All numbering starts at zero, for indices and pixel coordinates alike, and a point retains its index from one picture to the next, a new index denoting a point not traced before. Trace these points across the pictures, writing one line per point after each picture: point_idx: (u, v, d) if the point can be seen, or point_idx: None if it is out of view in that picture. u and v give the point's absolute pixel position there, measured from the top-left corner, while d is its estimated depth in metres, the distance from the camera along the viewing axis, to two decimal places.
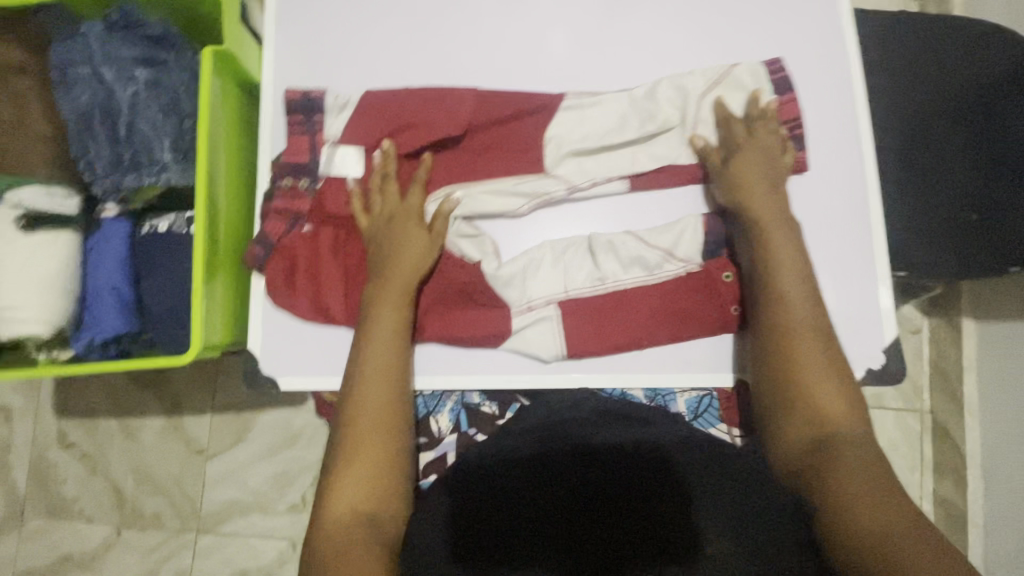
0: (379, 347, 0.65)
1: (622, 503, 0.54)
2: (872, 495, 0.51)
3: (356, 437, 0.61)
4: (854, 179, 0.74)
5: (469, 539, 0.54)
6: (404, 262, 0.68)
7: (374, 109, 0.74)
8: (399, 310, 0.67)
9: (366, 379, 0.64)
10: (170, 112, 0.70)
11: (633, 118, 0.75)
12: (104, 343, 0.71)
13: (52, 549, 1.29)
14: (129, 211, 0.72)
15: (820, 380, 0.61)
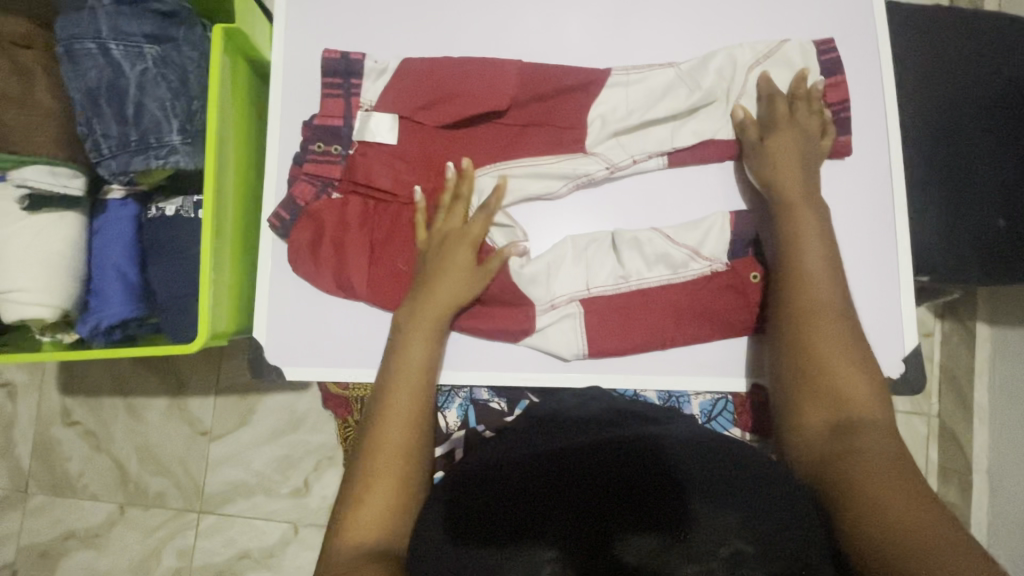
0: (406, 369, 0.63)
1: (631, 494, 0.50)
2: (889, 484, 0.49)
3: (375, 453, 0.60)
4: (882, 180, 0.72)
5: (472, 522, 0.52)
6: (438, 287, 0.66)
7: (413, 75, 0.72)
8: (432, 336, 0.65)
9: (391, 398, 0.62)
10: (180, 94, 0.67)
11: (680, 92, 0.72)
12: (110, 327, 0.70)
13: (57, 524, 1.30)
14: (136, 194, 0.72)
15: (838, 367, 0.59)
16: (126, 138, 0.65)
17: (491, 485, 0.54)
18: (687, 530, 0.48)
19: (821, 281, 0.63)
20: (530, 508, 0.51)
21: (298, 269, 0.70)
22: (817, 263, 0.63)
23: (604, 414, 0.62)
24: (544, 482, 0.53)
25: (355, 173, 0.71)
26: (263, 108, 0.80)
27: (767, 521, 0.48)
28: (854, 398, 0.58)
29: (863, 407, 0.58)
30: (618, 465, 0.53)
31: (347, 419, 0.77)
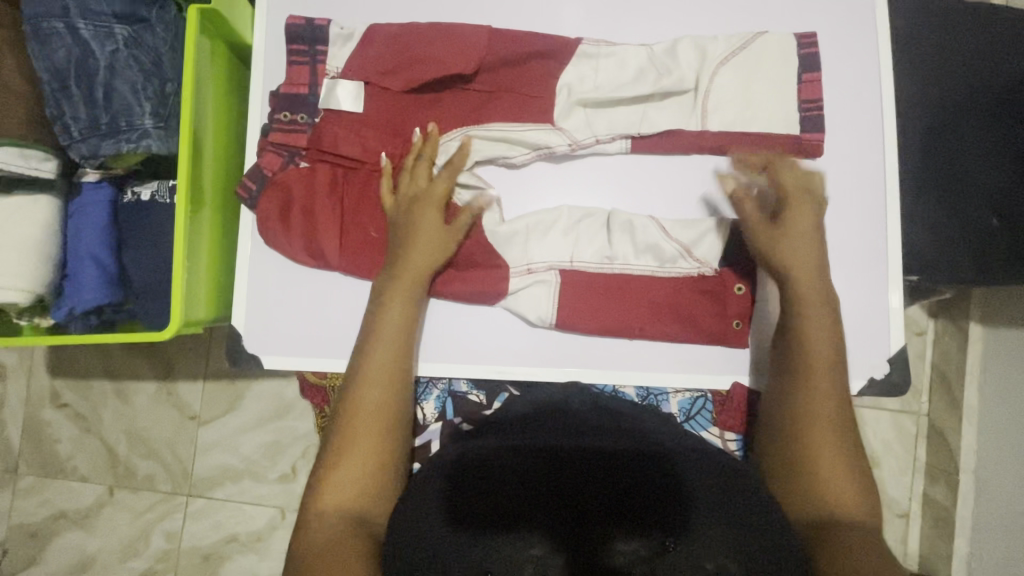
0: (380, 357, 0.62)
1: (621, 508, 0.51)
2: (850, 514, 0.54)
3: (351, 433, 0.58)
4: (872, 177, 0.70)
5: (462, 512, 0.51)
6: (414, 259, 0.65)
7: (380, 42, 0.70)
8: (409, 306, 0.64)
9: (368, 379, 0.61)
10: (153, 76, 0.66)
11: (649, 73, 0.71)
12: (83, 313, 0.70)
13: (47, 505, 1.30)
14: (111, 177, 0.70)
15: (830, 464, 0.57)
16: (96, 121, 0.64)
17: (489, 486, 0.52)
18: (675, 546, 0.49)
19: (824, 368, 0.60)
20: (522, 511, 0.51)
21: (269, 241, 0.69)
22: (823, 358, 0.61)
23: (602, 417, 0.61)
24: (544, 489, 0.52)
25: (321, 142, 0.70)
26: (244, 93, 0.78)
27: (757, 538, 0.48)
28: (843, 499, 0.55)
29: (851, 512, 0.55)
30: (616, 475, 0.53)
31: (322, 409, 0.77)
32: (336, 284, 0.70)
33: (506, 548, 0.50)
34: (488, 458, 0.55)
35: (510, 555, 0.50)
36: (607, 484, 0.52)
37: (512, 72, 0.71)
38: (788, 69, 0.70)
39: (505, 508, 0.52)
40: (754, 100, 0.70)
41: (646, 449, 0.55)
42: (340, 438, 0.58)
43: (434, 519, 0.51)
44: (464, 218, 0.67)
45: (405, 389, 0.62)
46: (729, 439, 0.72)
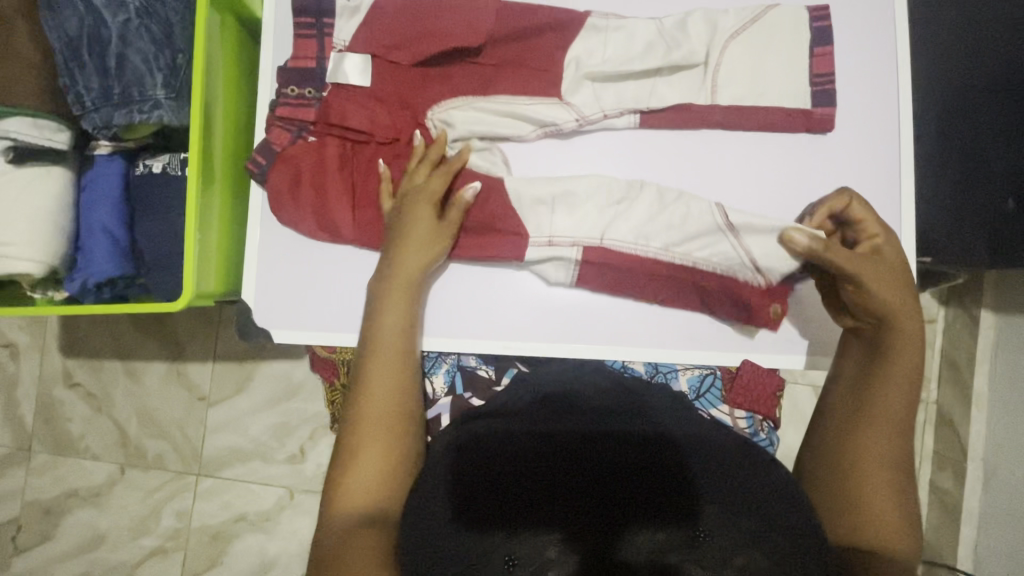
0: (384, 350, 0.63)
1: (640, 500, 0.51)
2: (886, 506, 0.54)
3: (359, 438, 0.58)
4: (887, 154, 0.69)
5: (470, 505, 0.52)
6: (413, 262, 0.65)
7: (387, 14, 0.70)
8: (409, 310, 0.64)
9: (371, 385, 0.61)
10: (163, 46, 0.66)
11: (660, 46, 0.70)
12: (96, 285, 0.71)
13: (59, 482, 1.33)
14: (124, 150, 0.71)
15: (879, 495, 0.55)
16: (109, 90, 0.65)
17: (505, 478, 0.52)
18: (701, 539, 0.49)
19: (890, 397, 0.57)
20: (541, 505, 0.51)
21: (282, 218, 0.70)
22: (898, 393, 0.57)
23: (615, 399, 0.61)
24: (555, 478, 0.52)
25: (329, 115, 0.70)
26: (255, 67, 0.78)
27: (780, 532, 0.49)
28: (884, 529, 0.53)
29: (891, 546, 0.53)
30: (631, 465, 0.53)
31: (333, 383, 0.78)
32: (343, 261, 0.70)
33: (528, 542, 0.50)
34: (496, 449, 0.55)
35: (530, 546, 0.50)
36: (624, 476, 0.52)
37: (522, 46, 0.70)
38: (802, 43, 0.69)
39: (523, 501, 0.51)
40: (767, 74, 0.68)
41: (657, 439, 0.55)
42: (349, 443, 0.59)
43: (443, 513, 0.51)
44: (455, 214, 0.67)
45: (410, 394, 0.62)
46: (737, 417, 0.72)
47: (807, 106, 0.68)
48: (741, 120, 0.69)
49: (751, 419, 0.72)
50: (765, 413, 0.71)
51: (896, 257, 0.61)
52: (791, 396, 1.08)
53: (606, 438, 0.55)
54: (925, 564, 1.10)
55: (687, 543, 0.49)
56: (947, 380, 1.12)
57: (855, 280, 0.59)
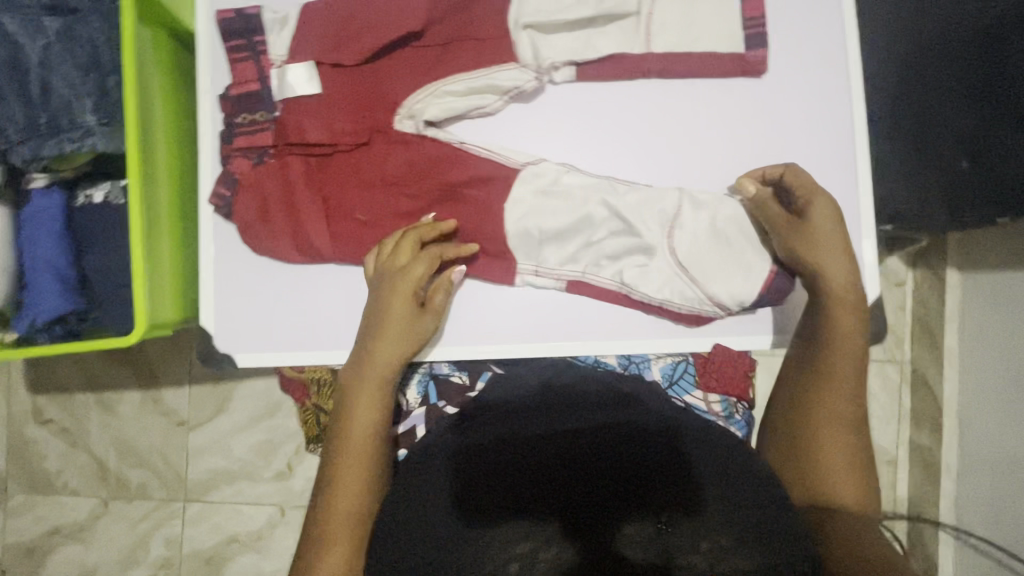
0: (350, 451, 0.60)
1: (622, 491, 0.49)
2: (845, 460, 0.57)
3: (327, 529, 0.56)
4: (843, 128, 0.68)
5: (468, 500, 0.51)
6: (377, 369, 0.62)
7: (317, 7, 0.68)
8: (376, 409, 0.62)
9: (341, 478, 0.59)
10: (90, 70, 0.63)
11: None
12: (47, 322, 0.67)
13: (41, 522, 1.29)
14: (60, 180, 0.68)
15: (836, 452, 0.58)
16: (35, 121, 0.63)
17: (493, 477, 0.51)
18: (671, 527, 0.47)
19: (846, 362, 0.59)
20: (533, 498, 0.49)
21: (259, 249, 0.68)
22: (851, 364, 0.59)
23: (603, 392, 0.60)
24: (548, 474, 0.50)
25: (287, 134, 0.68)
26: (193, 82, 0.75)
27: (751, 510, 0.48)
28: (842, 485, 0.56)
29: (848, 494, 0.56)
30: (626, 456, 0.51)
31: (304, 404, 0.75)
32: (308, 280, 0.69)
33: (496, 541, 0.48)
34: (494, 444, 0.53)
35: (520, 540, 0.48)
36: (609, 465, 0.50)
37: (476, 45, 0.68)
38: (756, 20, 0.67)
39: (505, 498, 0.50)
40: (720, 54, 0.67)
41: (654, 427, 0.53)
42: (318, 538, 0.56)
43: (441, 514, 0.50)
44: (438, 298, 0.65)
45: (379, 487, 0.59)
46: (712, 400, 0.70)
47: (741, 49, 0.67)
48: (702, 106, 0.69)
49: (726, 402, 0.70)
50: (739, 396, 0.69)
51: (829, 219, 0.61)
52: (770, 369, 1.09)
53: (601, 428, 0.52)
54: (909, 521, 1.12)
55: (682, 528, 0.47)
56: (918, 340, 1.14)
57: (781, 232, 0.63)
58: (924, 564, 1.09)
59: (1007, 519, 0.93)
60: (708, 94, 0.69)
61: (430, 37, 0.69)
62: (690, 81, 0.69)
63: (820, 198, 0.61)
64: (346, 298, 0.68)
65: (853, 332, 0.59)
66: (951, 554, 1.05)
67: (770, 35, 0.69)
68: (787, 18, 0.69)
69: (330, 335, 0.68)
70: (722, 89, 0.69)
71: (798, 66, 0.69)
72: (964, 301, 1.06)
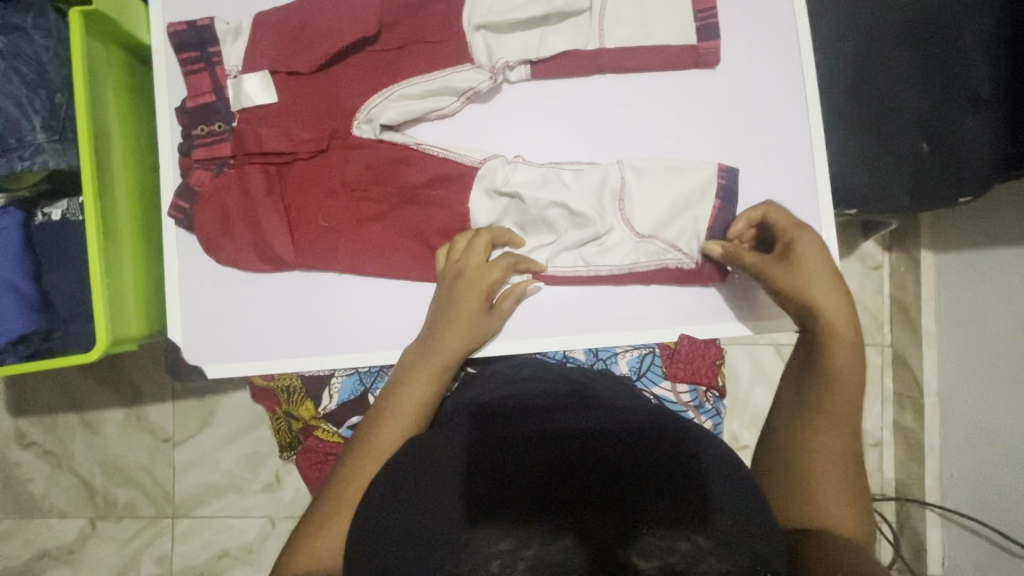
0: (399, 418, 0.57)
1: (625, 498, 0.48)
2: (844, 475, 0.52)
3: (344, 491, 0.53)
4: (798, 114, 0.68)
5: (481, 491, 0.49)
6: (445, 351, 0.61)
7: (269, 17, 0.68)
8: (435, 387, 0.59)
9: (379, 444, 0.55)
10: (37, 87, 0.64)
11: None
12: (11, 344, 0.67)
13: (28, 546, 1.28)
14: (17, 200, 0.68)
15: (828, 464, 0.52)
16: None
17: (501, 475, 0.49)
18: (653, 529, 0.46)
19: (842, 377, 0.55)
20: (544, 494, 0.48)
21: (222, 260, 0.68)
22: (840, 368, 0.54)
23: (620, 399, 0.59)
24: (562, 469, 0.49)
25: (245, 144, 0.68)
26: (151, 96, 0.75)
27: (737, 516, 0.47)
28: (831, 499, 0.51)
29: (841, 514, 0.50)
30: (629, 458, 0.49)
31: (275, 412, 0.74)
32: (273, 289, 0.68)
33: (475, 543, 0.47)
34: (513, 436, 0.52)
35: (525, 538, 0.47)
36: (607, 467, 0.49)
37: (431, 48, 0.68)
38: (707, 11, 0.68)
39: (508, 498, 0.48)
40: (672, 46, 0.68)
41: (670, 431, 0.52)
42: (329, 501, 0.53)
43: (448, 505, 0.49)
44: (507, 304, 0.65)
45: None
46: (681, 391, 0.70)
47: (694, 41, 0.68)
48: (659, 98, 0.69)
49: (695, 391, 0.71)
50: (707, 385, 0.70)
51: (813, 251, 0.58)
52: (752, 357, 1.09)
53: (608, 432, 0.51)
54: (897, 502, 1.13)
55: (687, 535, 0.46)
56: (896, 322, 1.15)
57: (766, 274, 0.60)
58: (912, 544, 1.09)
59: (989, 494, 0.94)
60: (664, 87, 0.69)
61: (385, 42, 0.69)
62: (645, 74, 0.69)
63: (801, 236, 0.58)
64: (313, 305, 0.68)
65: (845, 351, 0.55)
66: (939, 533, 1.05)
67: (722, 26, 0.70)
68: (738, 8, 0.70)
69: (297, 342, 0.68)
70: (677, 80, 0.69)
71: (753, 55, 0.69)
72: (938, 281, 1.07)
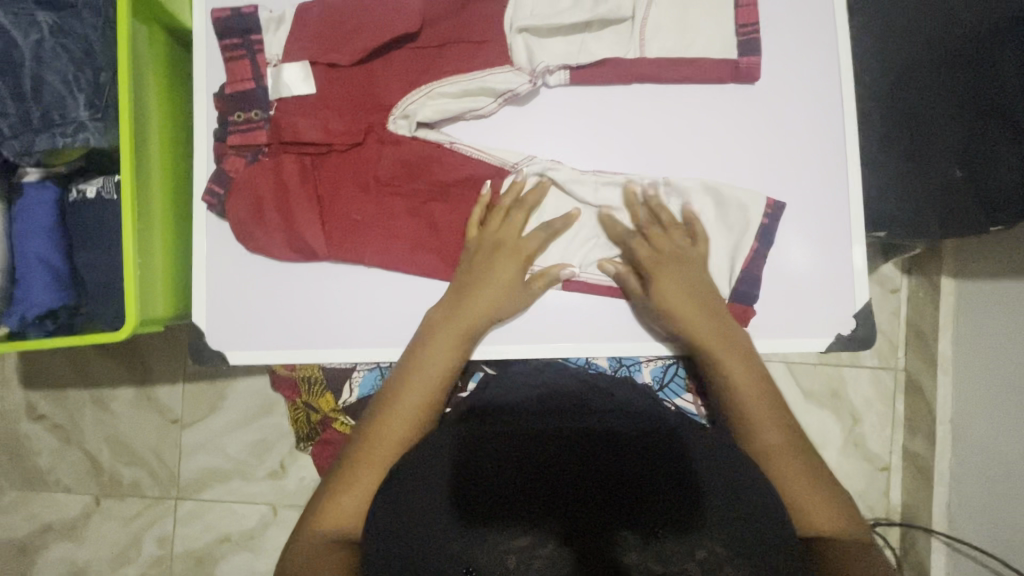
0: (421, 377, 0.61)
1: (620, 500, 0.49)
2: (811, 478, 0.56)
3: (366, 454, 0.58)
4: (835, 133, 0.68)
5: (471, 501, 0.50)
6: (469, 316, 0.63)
7: (311, 8, 0.69)
8: (456, 352, 0.62)
9: (398, 407, 0.60)
10: (83, 65, 0.64)
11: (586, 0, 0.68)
12: (38, 318, 0.67)
13: (32, 519, 1.28)
14: (54, 175, 0.69)
15: (795, 470, 0.57)
16: (28, 115, 0.64)
17: (491, 482, 0.50)
18: (649, 532, 0.47)
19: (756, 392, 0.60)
20: (536, 501, 0.49)
21: (251, 246, 0.68)
22: (749, 385, 0.60)
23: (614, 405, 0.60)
24: (554, 473, 0.50)
25: (281, 133, 0.68)
26: (189, 81, 0.76)
27: (732, 514, 0.47)
28: (812, 503, 0.55)
29: (826, 517, 0.55)
30: (621, 464, 0.50)
31: (295, 402, 0.75)
32: (301, 277, 0.68)
33: (472, 544, 0.48)
34: (503, 440, 0.53)
35: (517, 544, 0.48)
36: (602, 472, 0.50)
37: (471, 48, 0.68)
38: (750, 26, 0.67)
39: (501, 505, 0.49)
40: (712, 59, 0.67)
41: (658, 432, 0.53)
42: (349, 463, 0.58)
43: (441, 515, 0.49)
44: (540, 284, 0.65)
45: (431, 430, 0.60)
46: (703, 404, 0.70)
47: (735, 54, 0.67)
48: (695, 111, 0.69)
49: None
50: None
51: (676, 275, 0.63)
52: None
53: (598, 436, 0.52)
54: (903, 528, 1.11)
55: (680, 535, 0.47)
56: (911, 347, 1.15)
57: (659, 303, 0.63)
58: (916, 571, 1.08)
59: (1003, 525, 0.92)
60: (702, 99, 0.69)
61: (425, 39, 0.69)
62: (683, 85, 0.69)
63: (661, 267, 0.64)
64: (339, 297, 0.68)
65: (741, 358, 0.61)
66: (944, 563, 1.04)
67: (763, 41, 0.69)
68: (779, 23, 0.69)
69: (322, 333, 0.68)
70: (715, 92, 0.69)
71: (792, 71, 0.69)
72: (957, 308, 1.06)
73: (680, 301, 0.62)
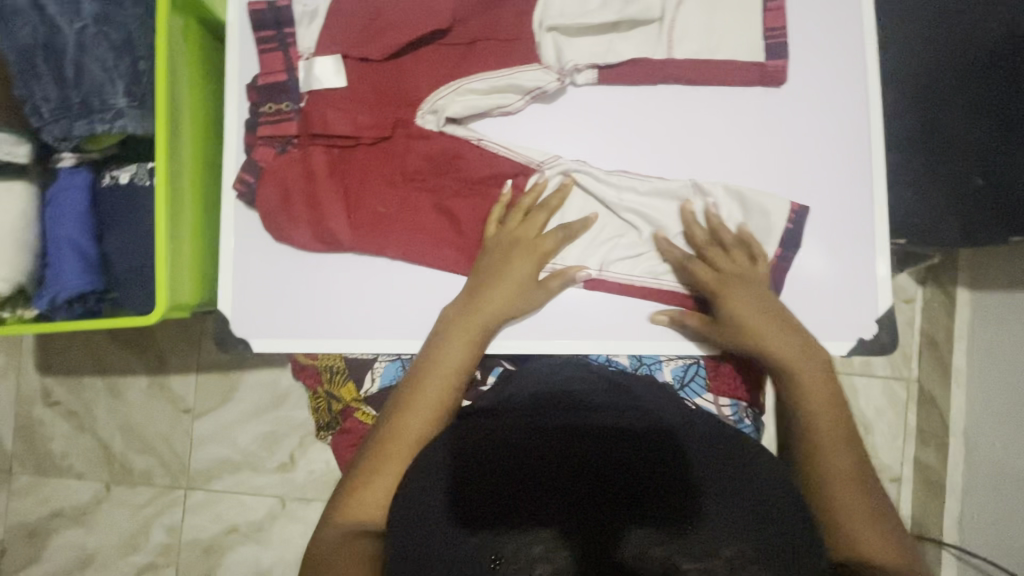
0: (437, 375, 0.62)
1: (625, 497, 0.49)
2: (867, 506, 0.57)
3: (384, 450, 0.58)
4: (860, 139, 0.68)
5: (474, 500, 0.50)
6: (485, 315, 0.64)
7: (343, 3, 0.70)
8: (472, 351, 0.63)
9: (415, 404, 0.60)
10: (123, 52, 0.65)
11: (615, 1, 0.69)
12: (68, 301, 0.69)
13: (43, 504, 1.30)
14: (88, 161, 0.71)
15: (854, 498, 0.57)
16: (67, 100, 0.65)
17: (494, 482, 0.50)
18: (652, 529, 0.48)
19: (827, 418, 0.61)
20: (540, 499, 0.49)
21: (280, 238, 0.69)
22: (820, 407, 0.61)
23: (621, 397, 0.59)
24: (558, 472, 0.50)
25: (311, 125, 0.69)
26: (220, 72, 0.77)
27: (732, 513, 0.48)
28: (867, 530, 0.56)
29: (880, 546, 0.55)
30: (626, 464, 0.50)
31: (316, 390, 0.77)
32: (327, 267, 0.69)
33: (479, 541, 0.49)
34: (503, 438, 0.52)
35: (522, 542, 0.48)
36: (606, 470, 0.50)
37: (500, 45, 0.69)
38: (777, 30, 0.68)
39: (505, 503, 0.49)
40: (739, 62, 0.68)
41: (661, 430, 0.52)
42: (368, 460, 0.58)
43: (446, 516, 0.50)
44: (557, 282, 0.65)
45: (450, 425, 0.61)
46: (722, 404, 0.70)
47: (762, 58, 0.68)
48: (721, 113, 0.69)
49: (736, 406, 0.70)
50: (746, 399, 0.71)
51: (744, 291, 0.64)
52: None
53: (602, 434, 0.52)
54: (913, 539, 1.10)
55: (683, 531, 0.48)
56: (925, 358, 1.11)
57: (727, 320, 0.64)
58: None
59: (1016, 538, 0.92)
60: (728, 101, 0.69)
61: (455, 36, 0.70)
62: (709, 87, 0.69)
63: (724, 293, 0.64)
64: (363, 288, 0.69)
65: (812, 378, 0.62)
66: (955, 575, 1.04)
67: (790, 46, 0.70)
68: (806, 27, 0.70)
69: (345, 323, 0.68)
70: (741, 95, 0.69)
71: (818, 75, 0.69)
72: (973, 319, 1.05)
73: (750, 314, 0.63)
